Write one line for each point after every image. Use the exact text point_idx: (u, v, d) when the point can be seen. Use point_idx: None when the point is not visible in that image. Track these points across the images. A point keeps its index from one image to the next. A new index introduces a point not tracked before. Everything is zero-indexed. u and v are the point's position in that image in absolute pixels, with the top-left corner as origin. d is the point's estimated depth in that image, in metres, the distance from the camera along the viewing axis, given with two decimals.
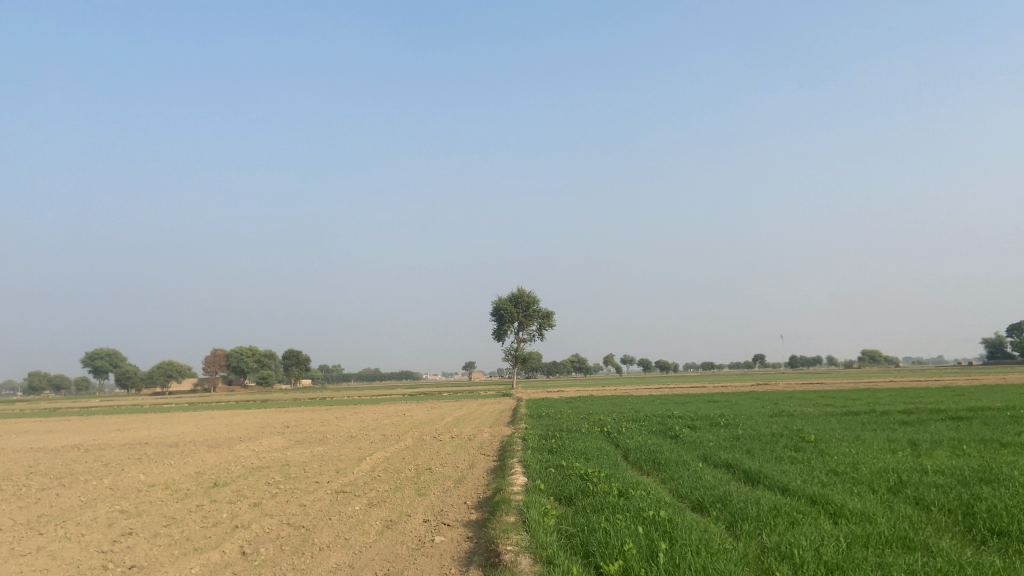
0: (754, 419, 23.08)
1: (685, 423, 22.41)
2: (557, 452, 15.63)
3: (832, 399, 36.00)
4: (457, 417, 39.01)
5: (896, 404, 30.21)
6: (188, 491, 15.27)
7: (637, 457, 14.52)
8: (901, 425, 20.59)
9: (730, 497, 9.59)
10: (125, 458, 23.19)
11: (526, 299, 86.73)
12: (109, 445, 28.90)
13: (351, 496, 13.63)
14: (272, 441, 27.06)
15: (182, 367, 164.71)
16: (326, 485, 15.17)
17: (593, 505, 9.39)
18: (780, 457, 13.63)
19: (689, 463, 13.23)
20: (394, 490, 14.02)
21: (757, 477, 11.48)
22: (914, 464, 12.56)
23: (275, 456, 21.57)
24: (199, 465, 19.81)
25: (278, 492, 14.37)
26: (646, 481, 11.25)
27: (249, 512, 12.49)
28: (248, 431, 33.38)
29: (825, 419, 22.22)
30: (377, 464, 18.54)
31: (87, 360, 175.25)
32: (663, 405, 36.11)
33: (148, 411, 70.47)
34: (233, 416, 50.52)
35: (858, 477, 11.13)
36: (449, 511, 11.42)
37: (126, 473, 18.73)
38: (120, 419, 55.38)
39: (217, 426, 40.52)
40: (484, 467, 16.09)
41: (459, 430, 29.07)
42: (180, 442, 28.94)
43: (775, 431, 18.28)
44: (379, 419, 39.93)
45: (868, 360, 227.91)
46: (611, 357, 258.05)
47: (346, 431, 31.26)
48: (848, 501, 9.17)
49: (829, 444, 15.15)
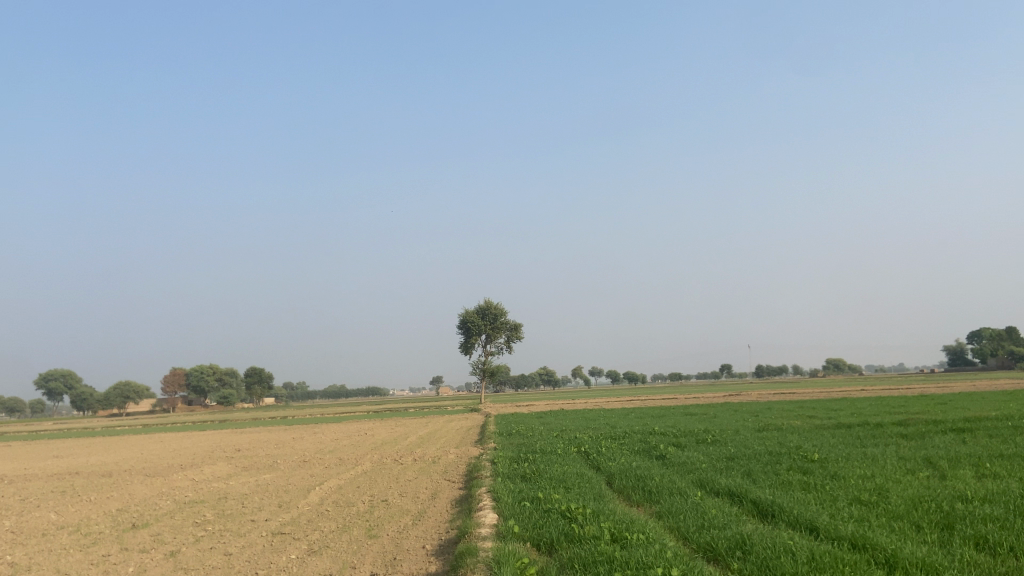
0: (741, 435, 21.29)
1: (669, 441, 20.55)
2: (532, 480, 13.57)
3: (814, 409, 34.57)
4: (421, 436, 36.75)
5: (880, 415, 28.63)
6: (99, 535, 12.93)
7: (624, 486, 12.56)
8: (901, 438, 19.08)
9: (752, 541, 7.73)
10: (47, 491, 20.54)
11: (492, 312, 84.88)
12: (36, 475, 26.10)
13: (289, 540, 11.56)
14: (215, 469, 24.60)
15: (139, 387, 159.08)
16: (262, 526, 12.96)
17: (581, 558, 7.44)
18: (789, 481, 11.82)
19: (686, 493, 11.34)
20: (341, 531, 11.92)
21: (771, 510, 9.64)
22: (949, 489, 10.88)
23: (214, 488, 19.20)
24: (125, 500, 17.43)
25: (204, 536, 12.20)
26: (641, 519, 9.28)
27: (161, 565, 10.35)
28: (195, 457, 30.76)
29: (819, 433, 20.47)
30: (328, 496, 16.42)
31: (41, 381, 169.45)
32: (639, 419, 34.28)
33: (98, 434, 66.88)
34: (185, 440, 47.59)
35: (893, 510, 9.37)
36: (401, 562, 9.41)
37: (37, 511, 16.22)
38: (63, 444, 51.86)
39: (167, 450, 37.75)
40: (449, 499, 14.05)
41: (424, 451, 26.96)
42: (115, 471, 26.21)
43: (770, 449, 16.56)
44: (339, 440, 37.61)
45: (833, 369, 228.97)
46: (579, 370, 257.29)
47: (300, 454, 28.91)
48: (902, 547, 7.38)
49: (839, 465, 13.39)
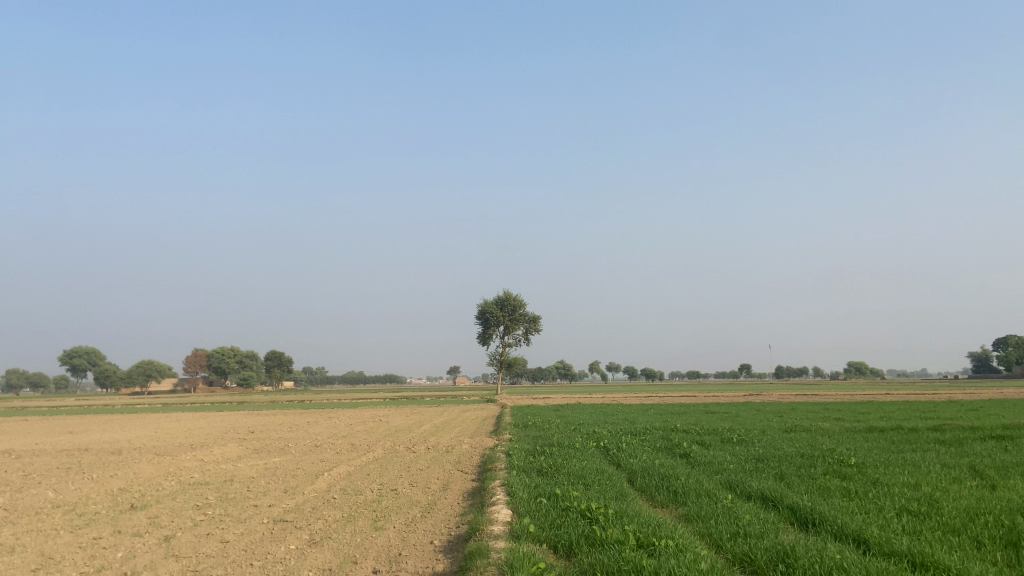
0: (769, 435, 20.34)
1: (693, 439, 19.60)
2: (548, 475, 12.82)
3: (841, 412, 33.41)
4: (436, 425, 36.11)
5: (912, 419, 27.45)
6: (95, 515, 12.32)
7: (647, 485, 11.75)
8: (939, 444, 18.08)
9: (796, 553, 6.93)
10: (51, 468, 20.06)
11: (512, 303, 84.20)
12: (45, 451, 25.73)
13: (290, 529, 10.85)
14: (225, 450, 24.10)
15: (160, 366, 160.33)
16: (264, 512, 12.30)
17: (604, 565, 6.69)
18: (825, 486, 11.01)
19: (715, 495, 10.53)
20: (345, 521, 11.22)
21: (810, 518, 8.85)
22: (1004, 501, 10.04)
23: (220, 470, 18.60)
24: (128, 480, 16.86)
25: (202, 521, 11.54)
26: (668, 523, 8.50)
27: (153, 552, 9.66)
28: (207, 438, 30.30)
29: (850, 436, 19.48)
30: (335, 483, 15.75)
31: (65, 358, 170.84)
32: (660, 415, 33.33)
33: (117, 411, 67.00)
34: (201, 420, 47.35)
35: (949, 524, 8.55)
36: (406, 559, 8.67)
37: (37, 488, 15.67)
38: (80, 420, 51.72)
39: (180, 430, 37.50)
40: (460, 492, 13.30)
41: (438, 439, 26.31)
42: (125, 449, 25.77)
43: (802, 451, 15.66)
44: (353, 425, 37.05)
45: (856, 372, 225.96)
46: (597, 365, 256.20)
47: (312, 439, 28.39)
48: (970, 567, 6.58)
49: (879, 471, 12.52)
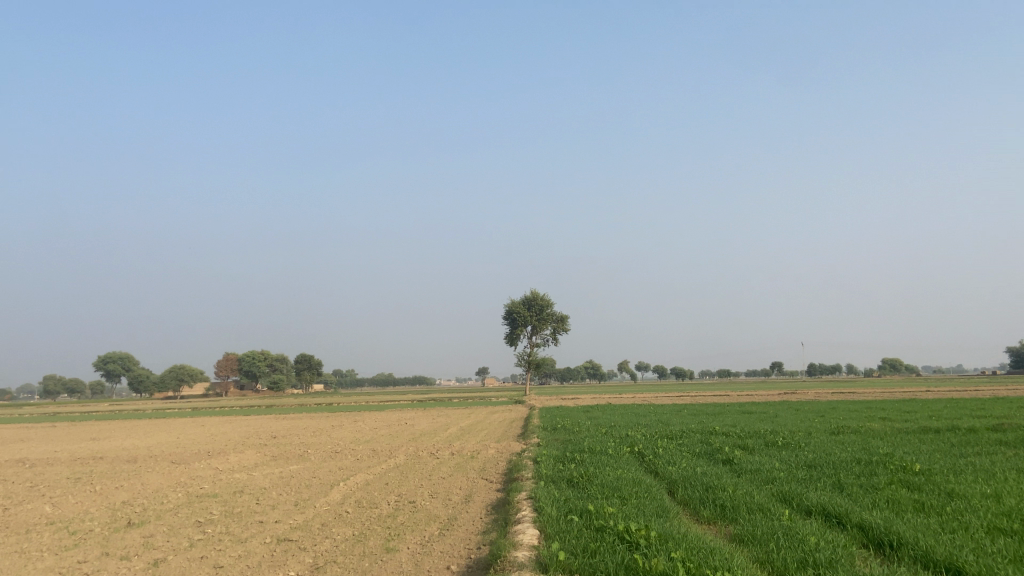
0: (815, 438, 18.86)
1: (735, 443, 18.17)
2: (580, 487, 11.61)
3: (886, 411, 31.66)
4: (463, 428, 35.07)
5: (965, 419, 25.66)
6: (87, 534, 11.37)
7: (690, 498, 10.52)
8: (1005, 446, 16.50)
9: None
10: (60, 478, 19.31)
11: (539, 302, 82.90)
12: (60, 460, 25.01)
13: (292, 551, 9.74)
14: (242, 457, 23.24)
15: (192, 370, 161.24)
16: (268, 530, 11.26)
17: None
18: (895, 499, 9.68)
19: (770, 510, 9.27)
20: (356, 541, 10.13)
21: (888, 539, 7.60)
22: None
23: (233, 480, 17.67)
24: (134, 492, 15.94)
25: (198, 542, 10.50)
26: (722, 547, 7.29)
27: None
28: (226, 443, 29.51)
29: (907, 438, 17.91)
30: (350, 494, 14.69)
31: (99, 364, 172.42)
32: (692, 416, 31.89)
33: (147, 417, 66.93)
34: (224, 424, 46.83)
35: None
36: None
37: (34, 502, 14.77)
38: (105, 426, 51.40)
39: (203, 435, 36.82)
40: (483, 505, 12.14)
41: (462, 444, 25.21)
42: (141, 456, 25.01)
43: (858, 457, 14.22)
44: (377, 429, 36.14)
45: (890, 369, 221.34)
46: (627, 365, 254.10)
47: (333, 444, 27.49)
48: None
49: (949, 480, 11.14)
